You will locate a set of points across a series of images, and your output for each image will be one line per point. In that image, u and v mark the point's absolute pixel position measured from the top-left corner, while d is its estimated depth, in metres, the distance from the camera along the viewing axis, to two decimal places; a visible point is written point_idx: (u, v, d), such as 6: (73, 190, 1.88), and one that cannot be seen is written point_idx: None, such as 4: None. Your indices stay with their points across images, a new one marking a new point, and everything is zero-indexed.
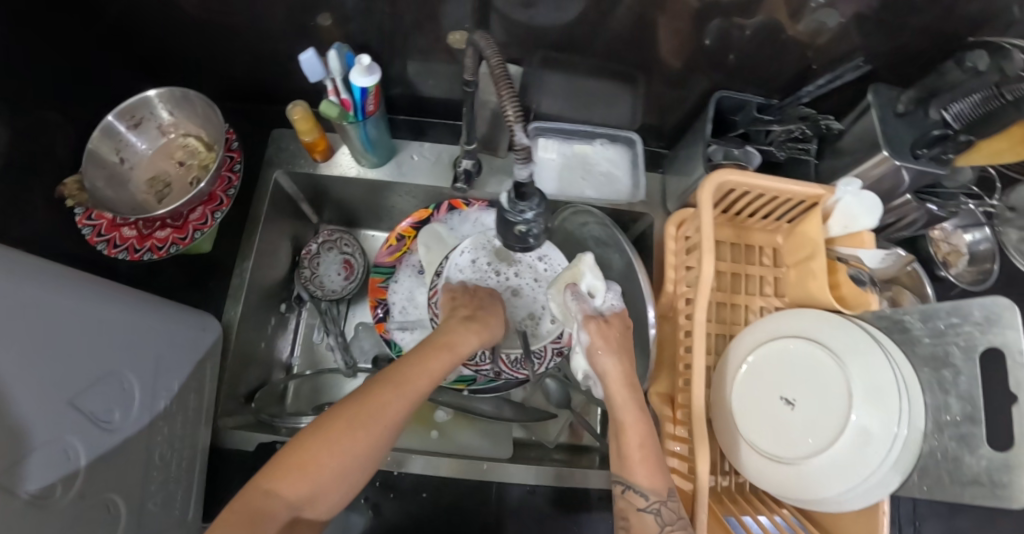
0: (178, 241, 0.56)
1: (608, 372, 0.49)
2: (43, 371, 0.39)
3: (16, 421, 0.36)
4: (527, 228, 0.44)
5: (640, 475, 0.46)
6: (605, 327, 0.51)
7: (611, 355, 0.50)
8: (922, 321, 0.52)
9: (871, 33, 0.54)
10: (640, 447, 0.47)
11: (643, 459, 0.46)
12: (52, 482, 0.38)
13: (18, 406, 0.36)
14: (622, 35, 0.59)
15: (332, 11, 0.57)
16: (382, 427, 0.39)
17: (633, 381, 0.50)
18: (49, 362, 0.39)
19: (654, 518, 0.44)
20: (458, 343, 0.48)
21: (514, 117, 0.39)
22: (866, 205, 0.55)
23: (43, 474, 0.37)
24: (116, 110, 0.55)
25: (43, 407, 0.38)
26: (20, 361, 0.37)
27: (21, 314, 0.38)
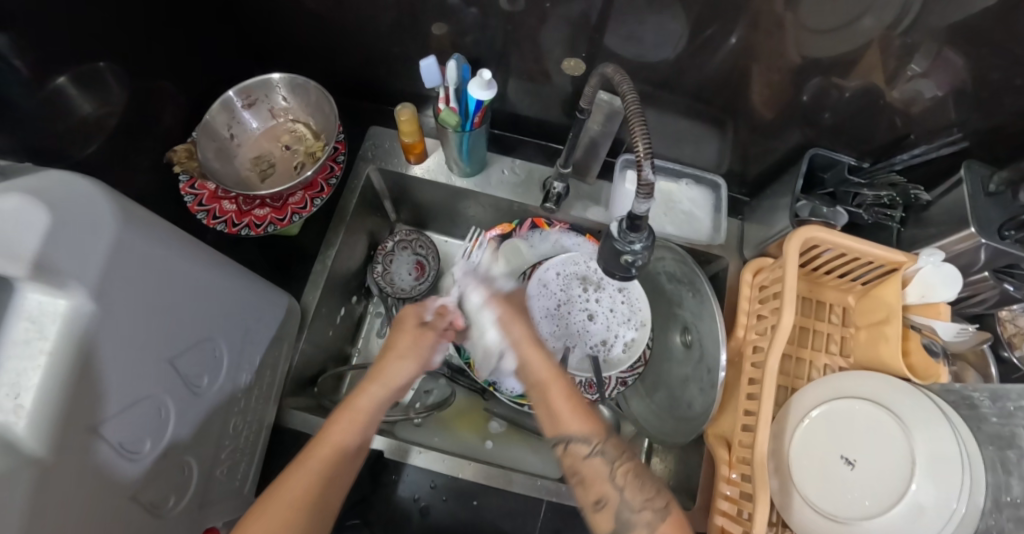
0: (276, 221, 0.58)
1: (519, 338, 0.53)
2: (153, 329, 0.40)
3: (122, 374, 0.37)
4: (633, 259, 0.45)
5: (572, 427, 0.46)
6: (511, 299, 0.55)
7: (518, 320, 0.54)
8: (991, 400, 0.53)
9: (970, 112, 0.55)
10: (561, 405, 0.48)
11: (570, 410, 0.47)
12: (141, 437, 0.40)
13: (126, 360, 0.37)
14: (719, 82, 0.62)
15: (451, 23, 0.60)
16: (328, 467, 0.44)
17: (538, 340, 0.53)
18: (159, 323, 0.40)
19: (601, 459, 0.45)
20: (364, 401, 0.48)
21: (643, 154, 0.40)
22: (947, 277, 0.56)
23: (132, 429, 0.39)
24: (238, 88, 0.57)
25: (145, 364, 0.39)
26: (139, 317, 0.38)
27: (148, 274, 0.39)
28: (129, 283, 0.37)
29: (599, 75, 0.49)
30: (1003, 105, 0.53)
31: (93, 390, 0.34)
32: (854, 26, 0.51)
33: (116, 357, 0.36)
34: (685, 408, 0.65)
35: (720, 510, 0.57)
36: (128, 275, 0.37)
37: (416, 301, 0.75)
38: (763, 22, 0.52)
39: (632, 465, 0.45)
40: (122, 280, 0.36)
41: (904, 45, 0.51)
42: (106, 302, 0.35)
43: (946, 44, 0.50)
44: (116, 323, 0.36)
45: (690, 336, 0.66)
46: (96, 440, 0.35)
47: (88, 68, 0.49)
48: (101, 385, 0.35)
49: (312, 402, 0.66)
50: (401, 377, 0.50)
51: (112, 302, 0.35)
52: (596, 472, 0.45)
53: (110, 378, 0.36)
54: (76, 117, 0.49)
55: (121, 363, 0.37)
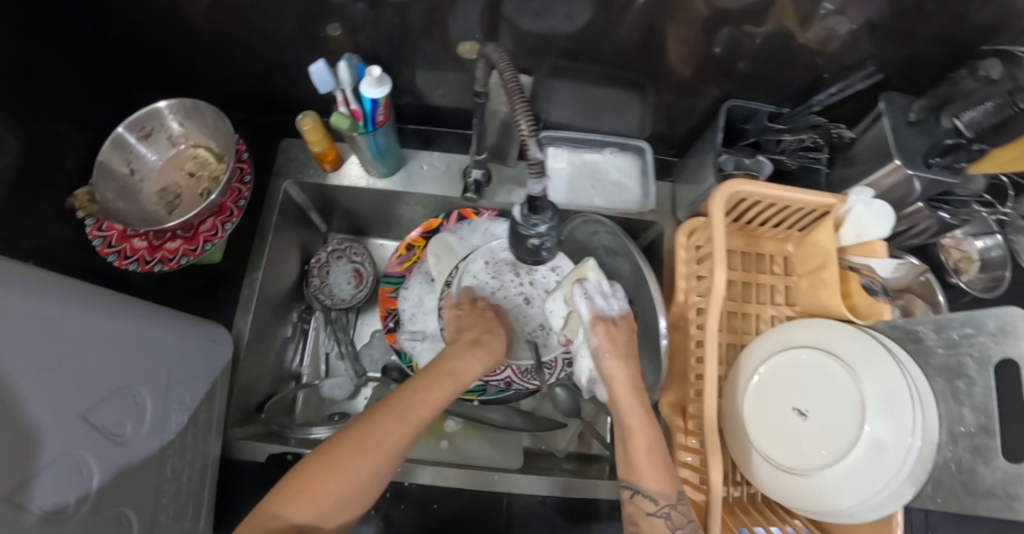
0: (189, 252, 0.56)
1: (614, 375, 0.51)
2: (59, 384, 0.38)
3: (32, 434, 0.35)
4: (540, 242, 0.44)
5: (648, 483, 0.46)
6: (611, 329, 0.53)
7: (616, 358, 0.52)
8: (936, 331, 0.51)
9: (882, 42, 0.54)
10: (646, 461, 0.47)
11: (649, 465, 0.47)
12: (67, 497, 0.38)
13: (30, 423, 0.35)
14: (632, 44, 0.59)
15: (342, 23, 0.57)
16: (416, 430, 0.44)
17: (636, 384, 0.52)
18: (62, 377, 0.38)
19: (664, 522, 0.44)
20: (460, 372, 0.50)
21: (526, 132, 0.39)
22: (879, 214, 0.55)
23: (54, 490, 0.36)
24: (126, 122, 0.55)
25: (55, 422, 0.37)
26: (38, 374, 0.36)
27: (38, 326, 0.37)
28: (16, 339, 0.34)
29: (484, 58, 0.47)
30: (916, 32, 0.52)
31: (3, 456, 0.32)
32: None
33: (20, 419, 0.34)
34: (639, 381, 0.64)
35: (683, 477, 0.57)
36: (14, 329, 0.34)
37: (358, 308, 0.74)
38: None
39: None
40: (11, 335, 0.34)
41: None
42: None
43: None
44: (15, 381, 0.33)
45: (635, 307, 0.64)
46: (18, 510, 0.33)
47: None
48: (10, 451, 0.33)
49: (262, 428, 0.64)
50: (469, 373, 0.51)
51: (3, 360, 0.33)
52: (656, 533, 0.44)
53: (19, 443, 0.34)
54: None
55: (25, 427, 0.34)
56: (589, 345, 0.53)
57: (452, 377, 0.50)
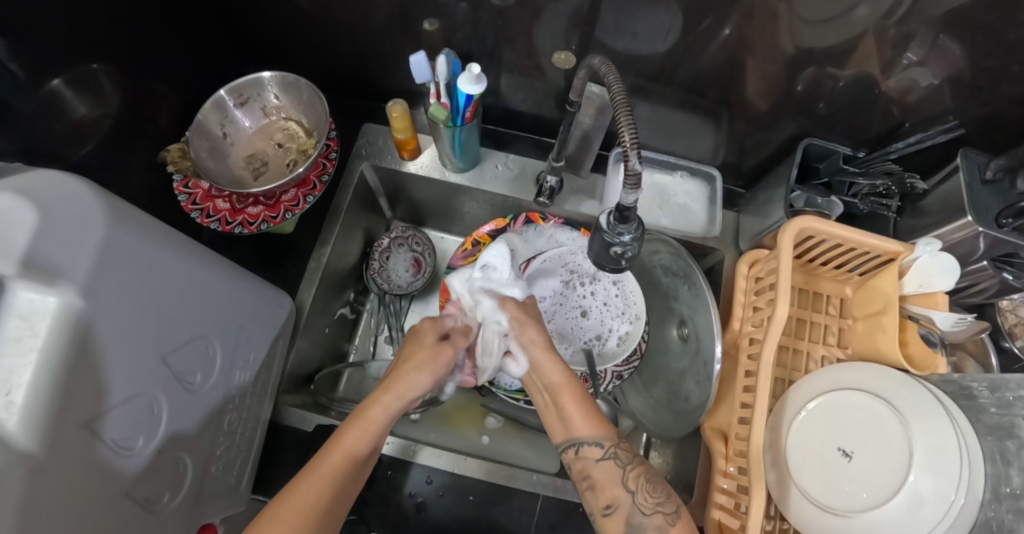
0: (269, 218, 0.59)
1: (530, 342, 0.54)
2: (145, 328, 0.40)
3: (117, 369, 0.37)
4: (622, 250, 0.44)
5: (581, 432, 0.49)
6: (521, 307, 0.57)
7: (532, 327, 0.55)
8: (990, 390, 0.53)
9: (967, 99, 0.55)
10: (574, 410, 0.50)
11: (581, 417, 0.50)
12: (134, 434, 0.40)
13: (118, 361, 0.37)
14: (714, 73, 0.61)
15: (441, 19, 0.60)
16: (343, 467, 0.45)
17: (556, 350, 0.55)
18: (151, 322, 0.40)
19: (613, 462, 0.47)
20: (376, 411, 0.48)
21: (628, 143, 0.40)
22: (943, 266, 0.56)
23: (125, 424, 0.39)
24: (229, 86, 0.57)
25: (138, 363, 0.39)
26: (132, 316, 0.38)
27: (140, 272, 0.39)
28: (119, 281, 0.37)
29: (586, 68, 0.49)
30: (998, 91, 0.53)
31: (83, 384, 0.34)
32: (843, 15, 0.50)
33: (105, 353, 0.36)
34: (681, 401, 0.64)
35: (717, 503, 0.57)
36: (118, 272, 0.37)
37: (413, 297, 0.75)
38: (758, 14, 0.52)
39: (643, 468, 0.48)
40: (113, 273, 0.36)
41: (900, 34, 0.51)
42: (94, 302, 0.34)
43: (942, 33, 0.49)
44: (107, 316, 0.36)
45: (687, 330, 0.66)
46: (90, 438, 0.35)
47: (82, 70, 0.50)
48: (92, 380, 0.35)
49: (309, 399, 0.66)
50: (415, 388, 0.51)
51: (105, 296, 0.35)
52: (606, 476, 0.47)
53: (100, 373, 0.36)
54: (72, 119, 0.49)
55: (113, 364, 0.37)
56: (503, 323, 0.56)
57: (377, 413, 0.48)
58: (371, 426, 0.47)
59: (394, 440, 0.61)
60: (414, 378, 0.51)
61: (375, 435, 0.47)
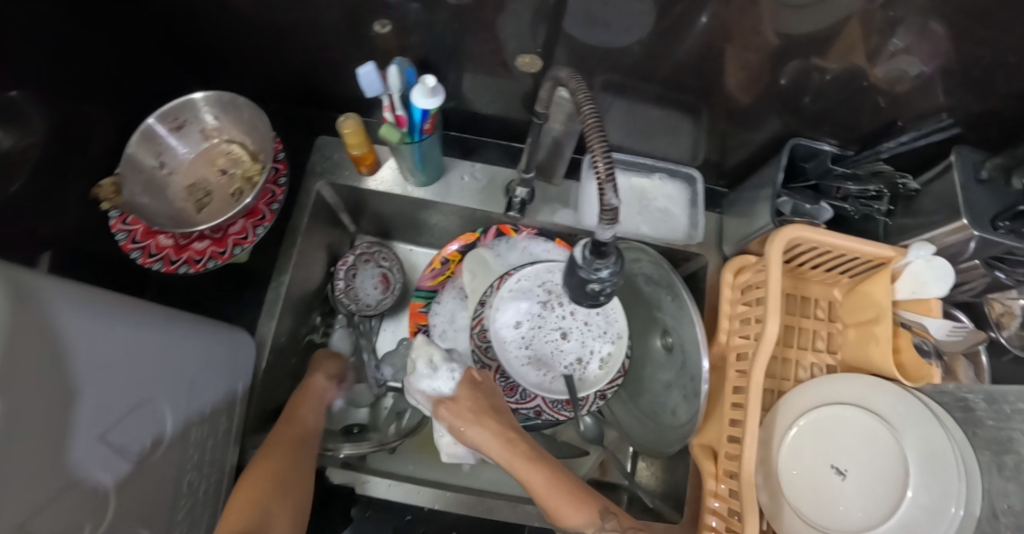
0: (217, 254, 0.54)
1: (482, 444, 0.50)
2: (85, 408, 0.35)
3: (52, 463, 0.32)
4: (600, 287, 0.41)
5: (573, 522, 0.45)
6: (454, 403, 0.51)
7: (477, 425, 0.50)
8: (986, 402, 0.51)
9: (963, 93, 0.51)
10: (552, 499, 0.46)
11: (567, 506, 0.45)
12: (79, 527, 0.35)
13: (54, 452, 0.32)
14: (694, 69, 0.56)
15: (394, 21, 0.54)
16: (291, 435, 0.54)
17: (509, 436, 0.50)
18: (88, 399, 0.36)
19: None
20: (302, 412, 0.58)
21: (603, 175, 0.36)
22: (938, 273, 0.53)
23: (69, 520, 0.34)
24: (158, 113, 0.51)
25: (80, 449, 0.35)
26: (66, 399, 0.33)
27: (73, 347, 0.34)
28: (50, 362, 0.32)
29: (551, 80, 0.44)
30: (995, 83, 0.49)
31: (19, 493, 0.29)
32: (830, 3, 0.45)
33: (38, 452, 0.31)
34: (667, 416, 0.62)
35: (709, 525, 0.55)
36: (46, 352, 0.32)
37: (383, 316, 0.72)
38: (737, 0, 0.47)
39: None
40: (43, 359, 0.31)
41: (886, 18, 0.45)
42: (24, 395, 0.29)
43: (927, 15, 0.44)
44: (42, 410, 0.31)
45: (671, 340, 0.63)
46: None
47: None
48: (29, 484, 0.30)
49: None
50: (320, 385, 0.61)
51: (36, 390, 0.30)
52: None
53: (36, 475, 0.31)
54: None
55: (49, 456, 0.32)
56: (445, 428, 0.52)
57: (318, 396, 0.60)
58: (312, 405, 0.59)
59: (355, 476, 0.58)
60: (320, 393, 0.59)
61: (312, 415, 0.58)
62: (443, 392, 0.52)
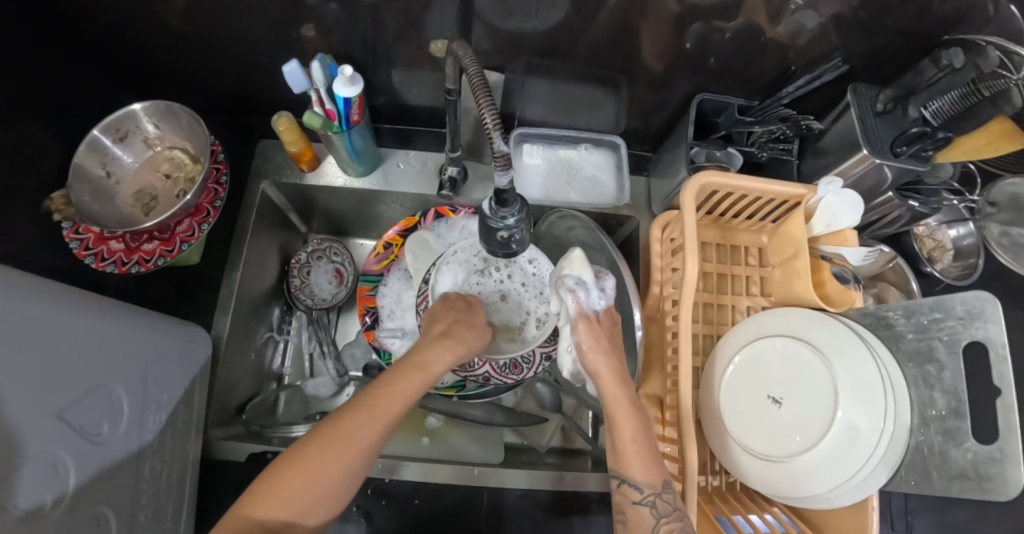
0: (166, 253, 0.57)
1: (599, 370, 0.48)
2: (28, 386, 0.38)
3: (8, 433, 0.36)
4: (508, 234, 0.44)
5: (637, 473, 0.45)
6: (592, 325, 0.50)
7: (600, 351, 0.49)
8: (905, 317, 0.53)
9: (847, 34, 0.55)
10: (630, 449, 0.46)
11: (636, 456, 0.46)
12: (42, 496, 0.38)
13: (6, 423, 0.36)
14: (603, 41, 0.60)
15: (316, 24, 0.58)
16: (414, 379, 0.45)
17: (622, 375, 0.49)
18: (33, 379, 0.39)
19: (649, 510, 0.44)
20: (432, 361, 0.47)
21: (492, 126, 0.39)
22: (849, 202, 0.57)
23: (29, 488, 0.37)
24: (101, 125, 0.55)
25: (27, 423, 0.38)
26: (10, 378, 0.36)
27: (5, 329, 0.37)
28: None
29: (452, 55, 0.48)
30: (878, 22, 0.52)
31: None
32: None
33: None
34: None
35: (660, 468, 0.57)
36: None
37: (341, 308, 0.75)
38: None
39: (679, 524, 0.44)
40: None
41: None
42: None
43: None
44: None
45: None
46: None
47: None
48: None
49: (242, 429, 0.64)
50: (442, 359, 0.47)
51: None
52: (639, 519, 0.44)
53: None
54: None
55: (2, 422, 0.35)
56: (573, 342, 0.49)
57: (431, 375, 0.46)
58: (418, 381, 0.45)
59: None
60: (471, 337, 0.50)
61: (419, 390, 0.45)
62: (590, 306, 0.51)
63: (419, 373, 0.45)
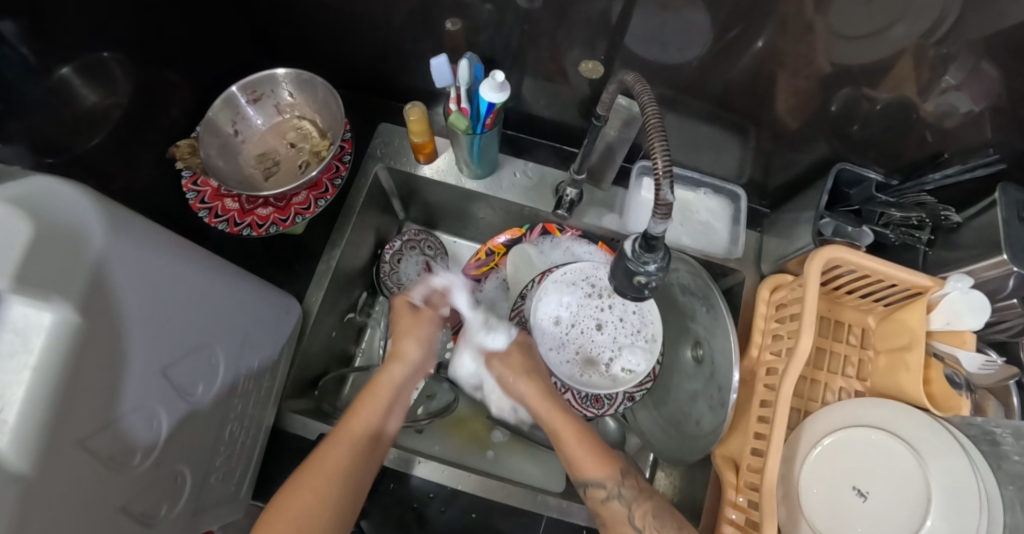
0: (279, 221, 0.57)
1: (527, 394, 0.53)
2: (146, 340, 0.38)
3: (119, 384, 0.36)
4: (646, 280, 0.42)
5: (592, 472, 0.47)
6: (510, 356, 0.55)
7: (520, 375, 0.54)
8: (1015, 437, 0.51)
9: (1009, 132, 0.51)
10: (577, 447, 0.48)
11: (586, 456, 0.47)
12: (132, 449, 0.38)
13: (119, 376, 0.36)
14: (745, 88, 0.58)
15: (465, 19, 0.57)
16: (376, 398, 0.51)
17: (550, 390, 0.53)
18: (152, 331, 0.39)
19: (619, 502, 0.45)
20: (385, 378, 0.53)
21: (662, 171, 0.38)
22: (973, 305, 0.54)
23: (123, 439, 0.37)
24: (242, 83, 0.55)
25: (138, 375, 0.38)
26: (130, 333, 0.36)
27: (138, 279, 0.37)
28: (116, 296, 0.35)
29: (617, 82, 0.47)
30: None
31: (79, 401, 0.32)
32: (886, 36, 0.48)
33: (100, 368, 0.34)
34: (692, 424, 0.63)
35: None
36: (113, 286, 0.34)
37: None
38: (793, 29, 0.50)
39: (650, 504, 0.45)
40: (110, 287, 0.34)
41: (940, 57, 0.48)
42: (90, 313, 0.32)
43: (986, 61, 0.46)
44: (104, 331, 0.33)
45: (702, 352, 0.65)
46: (86, 454, 0.34)
47: (94, 57, 0.48)
48: (85, 397, 0.33)
49: (312, 404, 0.65)
50: (413, 352, 0.55)
51: (97, 311, 0.33)
52: (616, 516, 0.45)
53: (95, 388, 0.33)
54: (79, 109, 0.47)
55: (113, 371, 0.35)
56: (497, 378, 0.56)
57: (387, 383, 0.52)
58: (383, 395, 0.51)
59: (395, 452, 0.59)
60: (405, 344, 0.55)
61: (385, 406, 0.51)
62: (637, 368, 0.57)
63: (377, 389, 0.51)
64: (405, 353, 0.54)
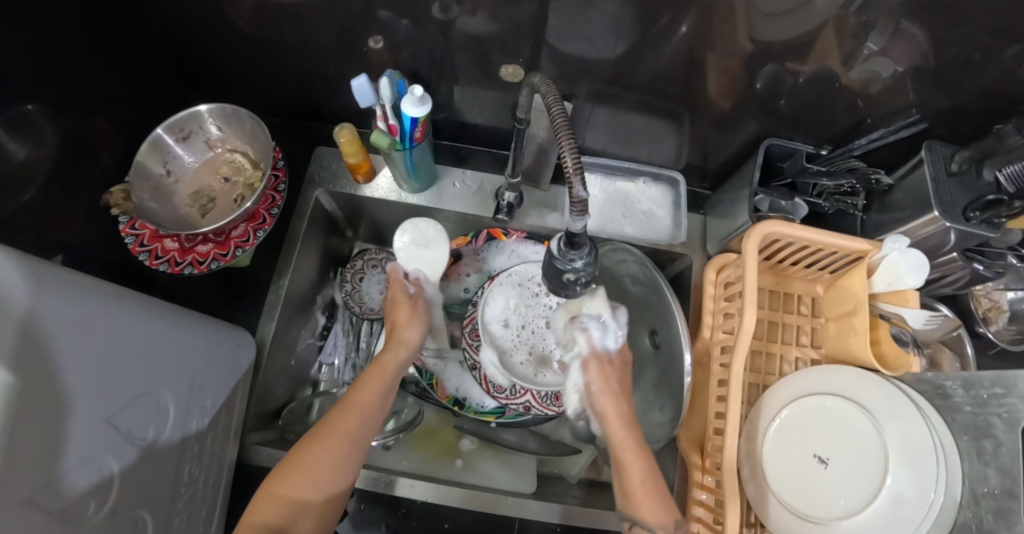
0: (219, 256, 0.58)
1: (606, 410, 0.50)
2: (88, 391, 0.37)
3: (68, 437, 0.35)
4: (575, 277, 0.43)
5: (649, 515, 0.44)
6: (603, 364, 0.52)
7: (610, 391, 0.51)
8: (964, 388, 0.51)
9: (929, 90, 0.53)
10: (641, 486, 0.45)
11: (646, 494, 0.45)
12: (85, 500, 0.37)
13: (65, 428, 0.34)
14: (671, 76, 0.58)
15: (385, 37, 0.57)
16: (345, 430, 0.48)
17: (631, 416, 0.50)
18: (89, 383, 0.37)
19: None
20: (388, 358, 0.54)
21: (571, 170, 0.37)
22: (912, 264, 0.54)
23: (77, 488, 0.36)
24: (166, 124, 0.58)
25: (85, 424, 0.36)
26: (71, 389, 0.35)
27: (70, 333, 0.35)
28: (27, 361, 0.31)
29: (529, 86, 0.47)
30: (961, 79, 0.50)
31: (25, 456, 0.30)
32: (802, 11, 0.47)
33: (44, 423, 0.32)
34: (656, 412, 0.64)
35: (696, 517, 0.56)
36: (39, 346, 0.32)
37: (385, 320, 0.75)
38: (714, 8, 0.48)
39: None
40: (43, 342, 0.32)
41: (859, 24, 0.47)
42: (30, 366, 0.31)
43: (903, 19, 0.46)
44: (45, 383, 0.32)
45: (658, 338, 0.65)
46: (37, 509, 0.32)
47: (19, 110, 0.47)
48: (30, 455, 0.31)
49: (277, 434, 0.64)
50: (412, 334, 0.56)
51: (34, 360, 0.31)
52: None
53: (39, 447, 0.31)
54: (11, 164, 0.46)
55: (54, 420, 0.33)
56: (582, 383, 0.52)
57: (385, 368, 0.53)
58: (379, 383, 0.52)
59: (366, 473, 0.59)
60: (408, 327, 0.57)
61: (381, 393, 0.51)
62: None
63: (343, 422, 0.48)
64: (403, 337, 0.56)
